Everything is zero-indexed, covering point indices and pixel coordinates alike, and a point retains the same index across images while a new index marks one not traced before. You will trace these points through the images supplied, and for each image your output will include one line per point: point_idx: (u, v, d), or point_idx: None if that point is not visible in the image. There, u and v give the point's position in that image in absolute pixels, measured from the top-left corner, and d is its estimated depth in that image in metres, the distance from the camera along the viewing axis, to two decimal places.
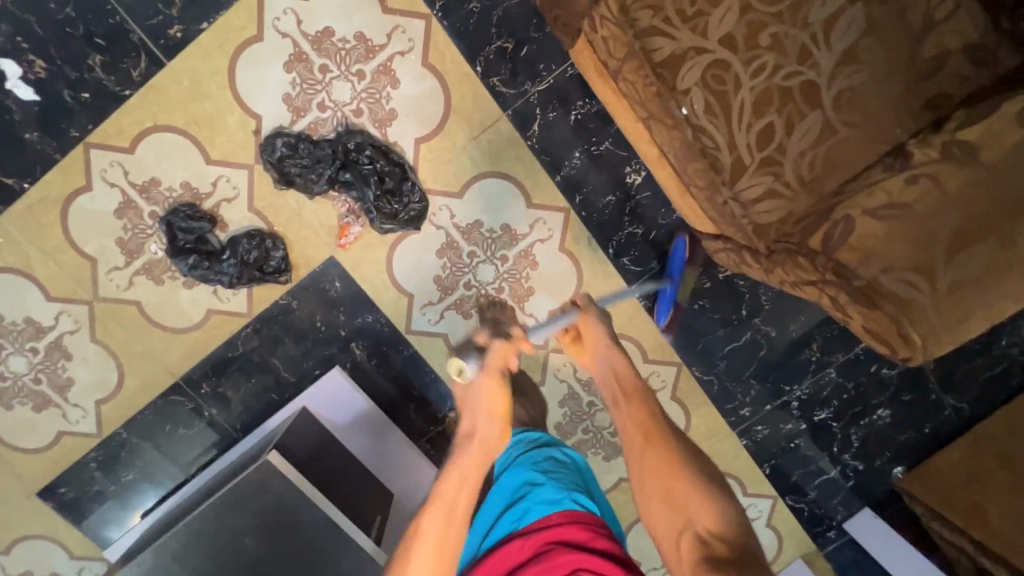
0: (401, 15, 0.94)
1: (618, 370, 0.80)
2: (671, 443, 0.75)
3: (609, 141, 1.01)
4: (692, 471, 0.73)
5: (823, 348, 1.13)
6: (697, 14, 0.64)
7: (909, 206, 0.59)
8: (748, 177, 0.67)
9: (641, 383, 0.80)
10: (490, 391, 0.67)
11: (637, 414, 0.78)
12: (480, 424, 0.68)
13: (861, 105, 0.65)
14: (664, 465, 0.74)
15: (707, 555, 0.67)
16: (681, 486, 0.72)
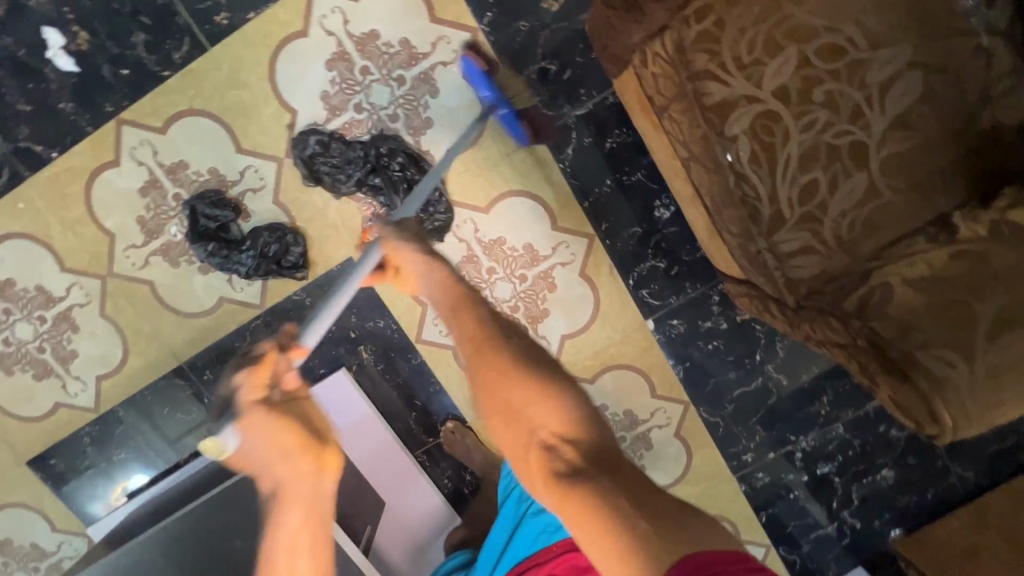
0: (449, 26, 0.94)
1: (440, 283, 0.67)
2: (503, 341, 0.61)
3: (641, 172, 1.00)
4: (527, 371, 0.59)
5: (833, 402, 1.12)
6: (753, 63, 0.63)
7: (948, 282, 0.59)
8: (786, 230, 0.67)
9: (465, 289, 0.66)
10: (263, 432, 0.62)
11: (469, 323, 0.63)
12: (279, 475, 0.62)
13: (909, 171, 0.64)
14: (493, 372, 0.59)
15: (557, 468, 0.55)
16: (515, 391, 0.58)
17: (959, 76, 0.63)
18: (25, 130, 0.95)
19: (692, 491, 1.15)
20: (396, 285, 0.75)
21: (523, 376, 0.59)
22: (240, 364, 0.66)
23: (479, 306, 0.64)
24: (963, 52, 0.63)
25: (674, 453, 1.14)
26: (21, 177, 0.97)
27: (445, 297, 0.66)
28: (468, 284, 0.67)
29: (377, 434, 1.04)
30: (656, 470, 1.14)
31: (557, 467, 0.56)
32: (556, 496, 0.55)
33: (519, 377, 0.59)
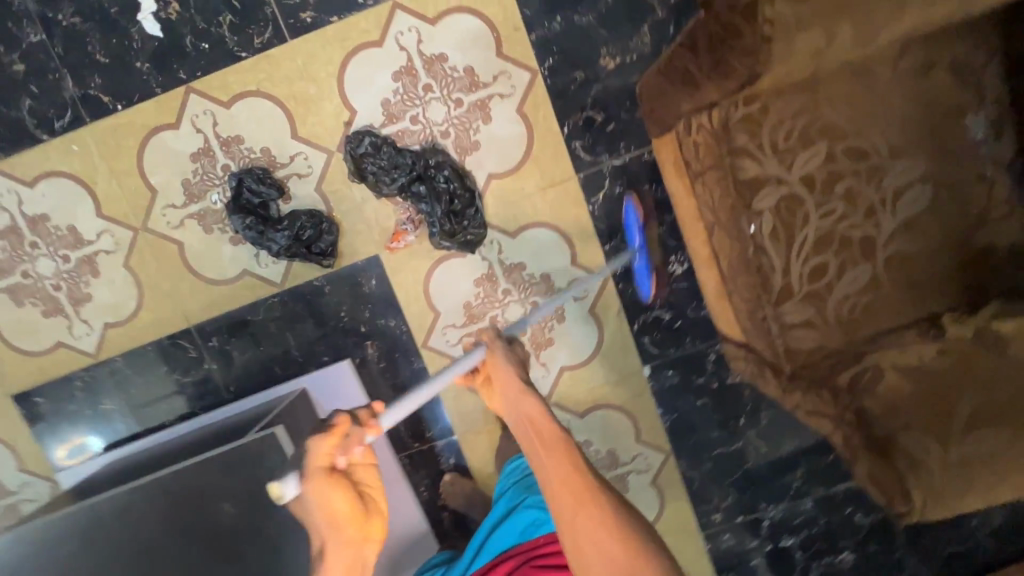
0: (512, 63, 1.01)
1: (533, 418, 0.69)
2: (597, 487, 0.66)
3: (663, 227, 1.07)
4: (615, 514, 0.64)
5: (805, 477, 1.16)
6: (787, 151, 0.70)
7: (930, 373, 0.65)
8: (792, 303, 0.73)
9: (560, 431, 0.69)
10: (322, 495, 0.59)
11: (565, 468, 0.66)
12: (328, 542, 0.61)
13: (907, 270, 0.71)
14: (589, 515, 0.64)
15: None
16: (608, 538, 0.62)
17: (967, 195, 0.70)
18: (97, 80, 1.01)
19: None
20: (484, 394, 0.75)
21: (607, 512, 0.64)
22: (317, 429, 0.61)
23: (571, 453, 0.68)
24: (974, 175, 0.70)
25: (647, 499, 1.17)
26: (82, 122, 1.02)
27: (541, 439, 0.69)
28: (563, 428, 0.70)
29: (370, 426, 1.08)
30: None
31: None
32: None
33: (609, 521, 0.63)
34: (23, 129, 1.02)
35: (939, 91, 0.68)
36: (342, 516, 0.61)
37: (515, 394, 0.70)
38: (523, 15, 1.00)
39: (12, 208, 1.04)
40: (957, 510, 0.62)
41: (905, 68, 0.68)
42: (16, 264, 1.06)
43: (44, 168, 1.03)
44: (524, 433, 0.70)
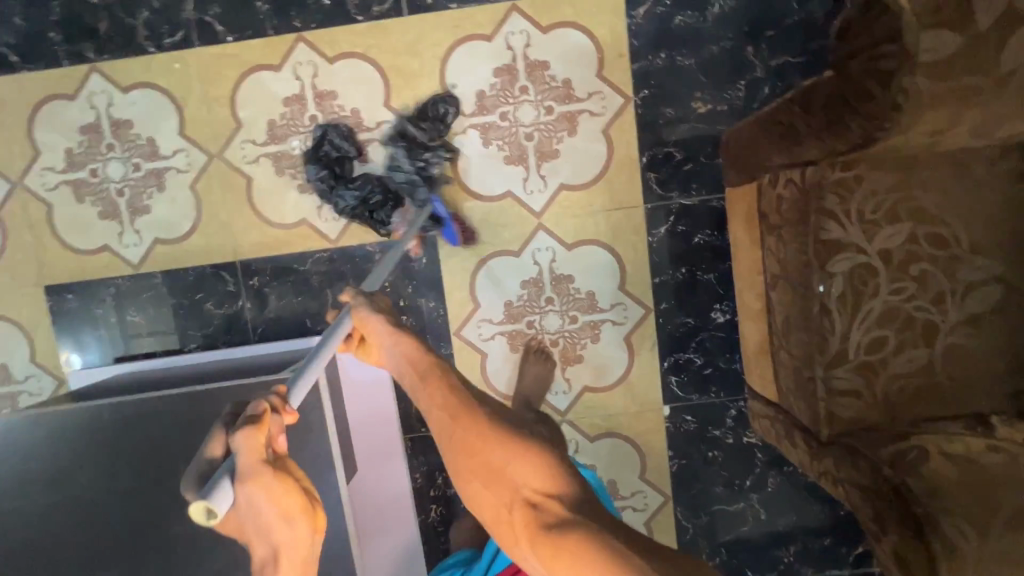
0: (609, 86, 1.05)
1: (405, 356, 0.63)
2: (472, 403, 0.60)
3: (714, 274, 1.08)
4: (495, 426, 0.58)
5: (798, 555, 1.14)
6: (872, 222, 0.73)
7: (979, 465, 0.64)
8: (844, 369, 0.73)
9: (431, 357, 0.63)
10: (270, 495, 0.44)
11: (435, 397, 0.60)
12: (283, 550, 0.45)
13: (962, 364, 0.72)
14: (466, 434, 0.57)
15: (539, 527, 0.54)
16: (491, 459, 0.56)
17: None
18: (215, 9, 1.04)
19: None
20: (357, 352, 0.70)
21: (490, 428, 0.58)
22: (229, 423, 0.49)
23: (440, 375, 0.61)
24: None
25: None
26: (190, 44, 1.05)
27: (411, 371, 0.62)
28: (433, 353, 0.63)
29: (383, 397, 1.07)
30: None
31: (543, 521, 0.54)
32: (545, 548, 0.53)
33: (489, 438, 0.57)
34: (133, 36, 1.05)
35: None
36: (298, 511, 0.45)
37: (382, 332, 0.65)
38: (629, 44, 1.04)
39: (100, 108, 1.07)
40: None
41: (999, 173, 0.71)
42: (87, 162, 1.08)
43: (141, 78, 1.06)
44: (400, 373, 0.63)
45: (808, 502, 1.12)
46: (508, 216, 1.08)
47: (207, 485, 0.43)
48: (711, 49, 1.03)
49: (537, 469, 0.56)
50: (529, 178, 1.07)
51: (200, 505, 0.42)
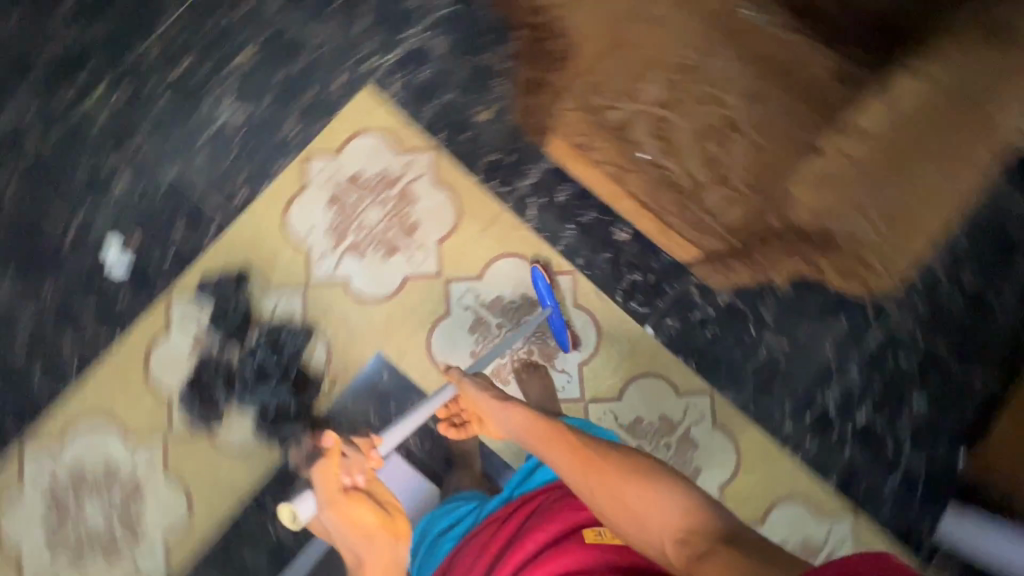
0: (413, 151, 1.21)
1: (525, 425, 0.84)
2: (600, 448, 0.77)
3: (593, 211, 1.21)
4: (623, 469, 0.73)
5: (837, 350, 1.23)
6: (637, 87, 0.91)
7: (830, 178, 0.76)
8: (709, 192, 0.94)
9: (551, 421, 0.83)
10: (342, 511, 0.90)
11: (562, 451, 0.77)
12: (359, 541, 0.90)
13: (774, 123, 0.85)
14: (599, 472, 0.73)
15: (689, 557, 0.63)
16: (630, 491, 0.70)
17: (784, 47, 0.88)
18: (91, 328, 1.14)
19: (752, 479, 1.20)
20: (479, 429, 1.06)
21: (618, 465, 0.73)
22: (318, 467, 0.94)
23: (566, 434, 0.80)
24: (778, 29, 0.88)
25: (721, 445, 1.21)
26: (89, 369, 1.13)
27: (533, 429, 0.83)
28: (555, 420, 0.83)
29: (414, 482, 1.12)
30: (712, 468, 1.20)
31: (690, 554, 0.63)
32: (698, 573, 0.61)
33: (621, 471, 0.72)
34: (41, 400, 1.12)
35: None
36: (371, 521, 0.90)
37: (497, 405, 0.90)
38: (405, 115, 1.22)
39: (49, 476, 1.10)
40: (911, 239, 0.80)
41: None
42: (68, 527, 1.09)
43: (67, 425, 1.11)
44: (522, 432, 0.84)
45: (804, 306, 1.23)
46: (422, 293, 1.18)
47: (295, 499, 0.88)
48: (460, 75, 1.22)
49: (667, 492, 0.70)
50: (413, 255, 1.19)
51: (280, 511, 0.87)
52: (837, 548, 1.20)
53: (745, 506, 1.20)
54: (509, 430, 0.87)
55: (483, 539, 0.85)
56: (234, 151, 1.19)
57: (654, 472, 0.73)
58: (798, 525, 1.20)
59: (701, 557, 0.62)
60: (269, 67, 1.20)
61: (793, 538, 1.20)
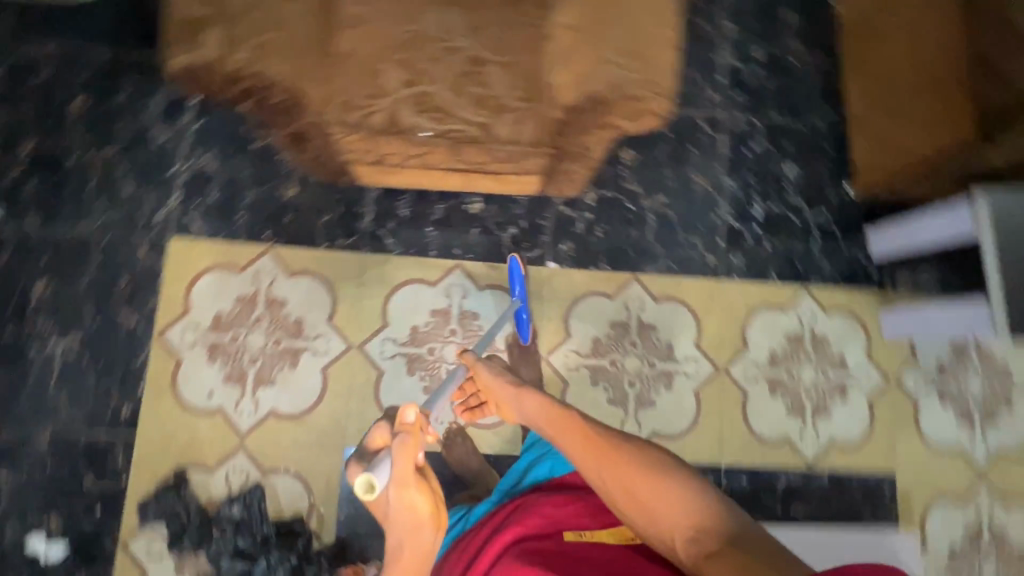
0: (253, 263, 1.18)
1: (543, 412, 0.83)
2: (611, 436, 0.73)
3: (439, 203, 1.23)
4: (637, 463, 0.68)
5: (703, 174, 1.31)
6: (382, 75, 0.89)
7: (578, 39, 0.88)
8: (499, 125, 0.91)
9: (566, 410, 0.80)
10: (402, 498, 0.59)
11: (577, 441, 0.75)
12: (403, 533, 0.60)
13: (506, 37, 0.90)
14: (608, 465, 0.70)
15: (698, 554, 0.60)
16: (640, 483, 0.67)
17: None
18: None
19: (715, 320, 1.27)
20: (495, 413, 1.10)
21: (629, 454, 0.70)
22: (395, 428, 0.66)
23: (577, 420, 0.77)
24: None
25: (673, 312, 1.26)
26: None
27: (545, 415, 0.82)
28: (569, 409, 0.80)
29: None
30: (679, 335, 1.26)
31: (701, 552, 0.60)
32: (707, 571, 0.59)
33: (632, 462, 0.69)
34: None
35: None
36: (420, 511, 0.60)
37: (511, 392, 0.92)
38: (222, 237, 1.19)
39: None
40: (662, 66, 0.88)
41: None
42: None
43: None
44: (535, 419, 0.84)
45: (654, 159, 1.30)
46: (347, 372, 1.17)
47: (373, 464, 0.60)
48: (245, 172, 1.20)
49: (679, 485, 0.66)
50: (316, 347, 1.17)
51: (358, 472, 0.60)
52: (813, 323, 1.29)
53: (726, 344, 1.26)
54: (523, 415, 0.88)
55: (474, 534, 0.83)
56: (90, 373, 1.12)
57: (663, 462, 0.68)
58: (774, 328, 1.28)
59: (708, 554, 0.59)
60: (69, 281, 1.14)
61: (777, 341, 1.27)
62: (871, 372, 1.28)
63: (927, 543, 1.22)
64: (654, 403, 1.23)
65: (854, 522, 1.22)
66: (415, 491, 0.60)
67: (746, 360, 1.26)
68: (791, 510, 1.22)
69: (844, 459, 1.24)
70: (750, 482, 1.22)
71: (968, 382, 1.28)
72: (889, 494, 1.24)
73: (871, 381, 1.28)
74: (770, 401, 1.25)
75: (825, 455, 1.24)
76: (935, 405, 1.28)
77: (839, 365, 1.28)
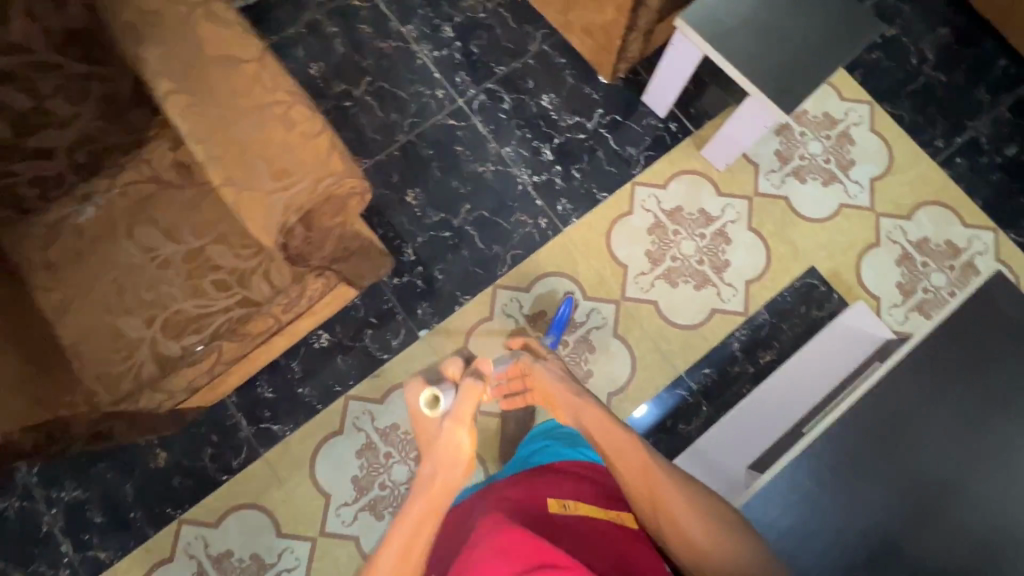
0: (176, 543, 1.12)
1: (599, 427, 0.70)
2: (695, 507, 0.65)
3: (292, 361, 1.20)
4: (705, 521, 0.65)
5: (484, 160, 1.31)
6: (125, 330, 0.85)
7: (233, 193, 0.75)
8: (255, 290, 0.87)
9: (632, 435, 0.69)
10: (450, 427, 0.61)
11: (640, 477, 0.66)
12: (437, 467, 0.59)
13: (203, 218, 0.88)
14: (692, 543, 0.64)
15: None
16: (723, 562, 0.64)
17: (140, 189, 0.89)
18: None
19: (585, 264, 1.27)
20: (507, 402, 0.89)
21: (703, 521, 0.65)
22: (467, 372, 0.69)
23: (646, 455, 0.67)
24: (118, 190, 0.89)
25: (548, 287, 1.25)
26: None
27: (615, 444, 0.68)
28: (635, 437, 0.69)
29: None
30: (568, 300, 1.25)
31: None
32: None
33: (712, 535, 0.64)
34: None
35: (58, 242, 0.87)
36: (461, 450, 0.60)
37: (564, 396, 0.75)
38: (133, 545, 1.12)
39: None
40: (327, 166, 0.73)
41: (47, 284, 0.86)
42: None
43: None
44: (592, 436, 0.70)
45: (435, 181, 1.30)
46: (330, 560, 1.13)
47: (438, 389, 0.65)
48: (109, 474, 1.14)
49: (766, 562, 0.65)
50: (288, 565, 1.12)
51: (427, 387, 0.65)
52: (661, 203, 1.30)
53: (608, 275, 1.26)
54: (573, 422, 0.73)
55: (460, 505, 0.76)
56: None
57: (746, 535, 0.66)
58: (634, 232, 1.28)
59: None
60: None
61: (645, 241, 1.28)
62: (733, 203, 1.30)
63: (877, 296, 1.26)
64: (591, 370, 1.22)
65: (813, 327, 1.25)
66: (467, 433, 0.61)
67: (634, 275, 1.26)
68: (761, 360, 1.23)
69: (767, 287, 1.27)
70: (713, 367, 1.23)
71: (806, 150, 1.33)
72: (822, 284, 1.27)
73: (738, 210, 1.30)
74: (677, 291, 1.26)
75: (751, 296, 1.26)
76: (798, 187, 1.31)
77: (705, 219, 1.30)
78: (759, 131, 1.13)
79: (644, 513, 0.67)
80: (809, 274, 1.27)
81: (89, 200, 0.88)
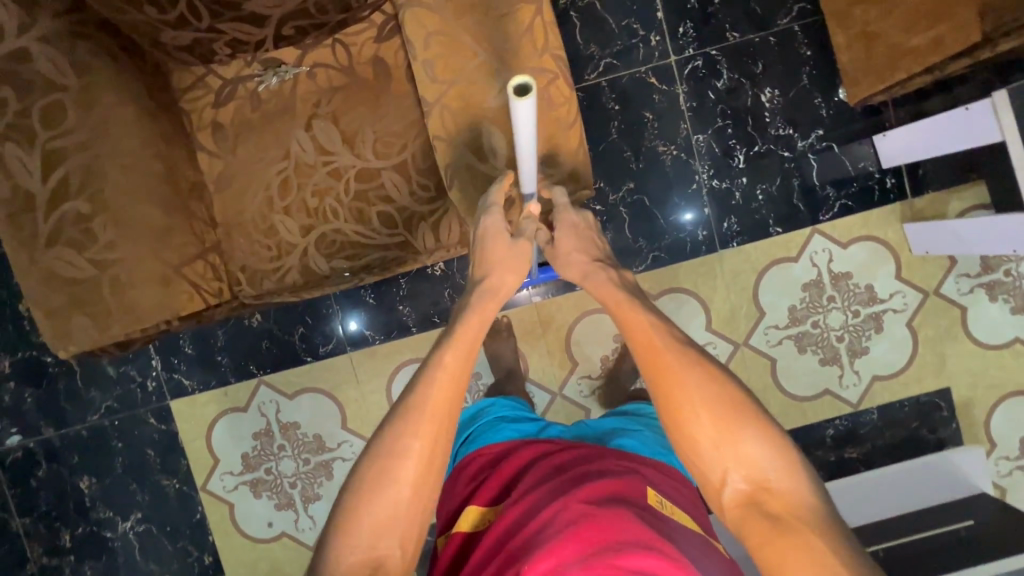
0: (252, 398, 1.19)
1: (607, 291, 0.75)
2: (688, 374, 0.67)
3: (402, 276, 1.17)
4: (704, 388, 0.66)
5: (669, 138, 1.14)
6: (280, 230, 0.79)
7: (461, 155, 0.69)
8: (418, 237, 0.79)
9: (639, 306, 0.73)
10: (506, 259, 0.70)
11: (644, 336, 0.71)
12: (500, 277, 0.70)
13: (388, 137, 0.78)
14: (681, 398, 0.66)
15: (750, 501, 0.63)
16: (715, 431, 0.65)
17: (330, 76, 0.78)
18: None
19: (722, 292, 1.17)
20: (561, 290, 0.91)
21: (700, 390, 0.66)
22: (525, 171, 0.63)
23: (653, 325, 0.72)
24: (307, 69, 0.77)
25: (674, 302, 1.17)
26: None
27: (618, 305, 0.74)
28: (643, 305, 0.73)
29: None
30: (688, 322, 1.18)
31: (763, 507, 0.62)
32: (763, 526, 0.61)
33: (707, 400, 0.66)
34: None
35: (232, 102, 0.78)
36: (513, 263, 0.70)
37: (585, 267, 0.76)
38: (215, 383, 1.18)
39: None
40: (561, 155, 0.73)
41: (210, 145, 0.78)
42: None
43: None
44: (604, 298, 0.75)
45: (609, 143, 1.14)
46: None
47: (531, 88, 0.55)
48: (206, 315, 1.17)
49: (764, 443, 0.64)
50: (343, 453, 1.20)
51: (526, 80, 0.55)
52: (831, 262, 1.16)
53: (740, 314, 1.17)
54: (589, 284, 0.76)
55: (536, 447, 0.80)
56: (165, 539, 1.21)
57: (746, 409, 0.65)
58: (788, 282, 1.17)
59: (774, 522, 0.60)
60: (106, 470, 1.20)
61: (795, 296, 1.17)
62: (905, 292, 1.17)
63: (994, 442, 1.18)
64: None
65: (914, 444, 1.19)
66: (529, 255, 0.70)
67: (765, 323, 1.18)
68: (846, 454, 1.20)
69: (891, 390, 1.18)
70: (796, 442, 1.20)
71: (1016, 266, 1.15)
72: (947, 408, 1.18)
73: (907, 301, 1.17)
74: (801, 358, 1.18)
75: (870, 392, 1.18)
76: (983, 303, 1.16)
77: (868, 297, 1.17)
78: (999, 248, 0.97)
79: (647, 381, 0.70)
80: (939, 394, 1.18)
81: (274, 68, 0.77)
